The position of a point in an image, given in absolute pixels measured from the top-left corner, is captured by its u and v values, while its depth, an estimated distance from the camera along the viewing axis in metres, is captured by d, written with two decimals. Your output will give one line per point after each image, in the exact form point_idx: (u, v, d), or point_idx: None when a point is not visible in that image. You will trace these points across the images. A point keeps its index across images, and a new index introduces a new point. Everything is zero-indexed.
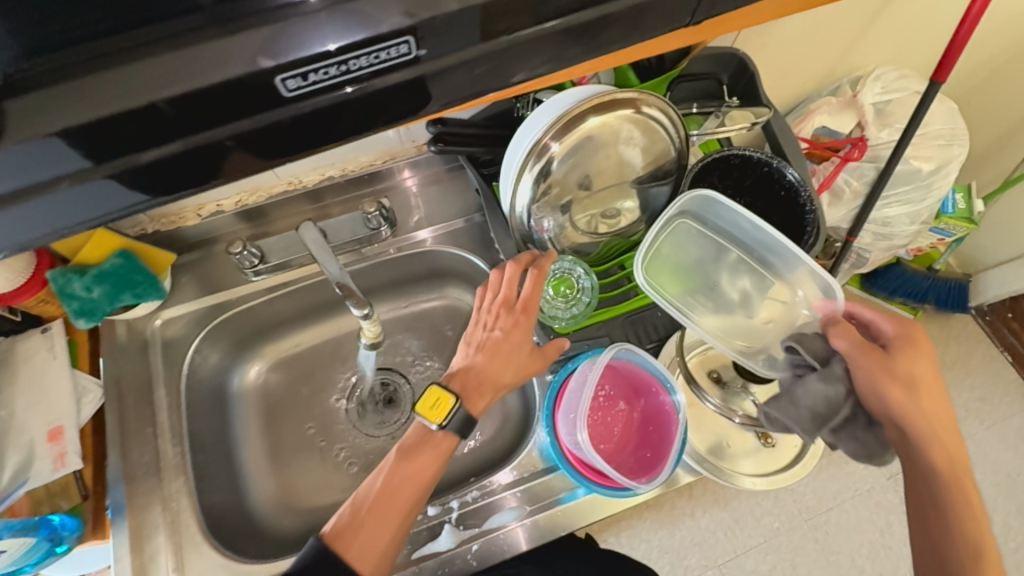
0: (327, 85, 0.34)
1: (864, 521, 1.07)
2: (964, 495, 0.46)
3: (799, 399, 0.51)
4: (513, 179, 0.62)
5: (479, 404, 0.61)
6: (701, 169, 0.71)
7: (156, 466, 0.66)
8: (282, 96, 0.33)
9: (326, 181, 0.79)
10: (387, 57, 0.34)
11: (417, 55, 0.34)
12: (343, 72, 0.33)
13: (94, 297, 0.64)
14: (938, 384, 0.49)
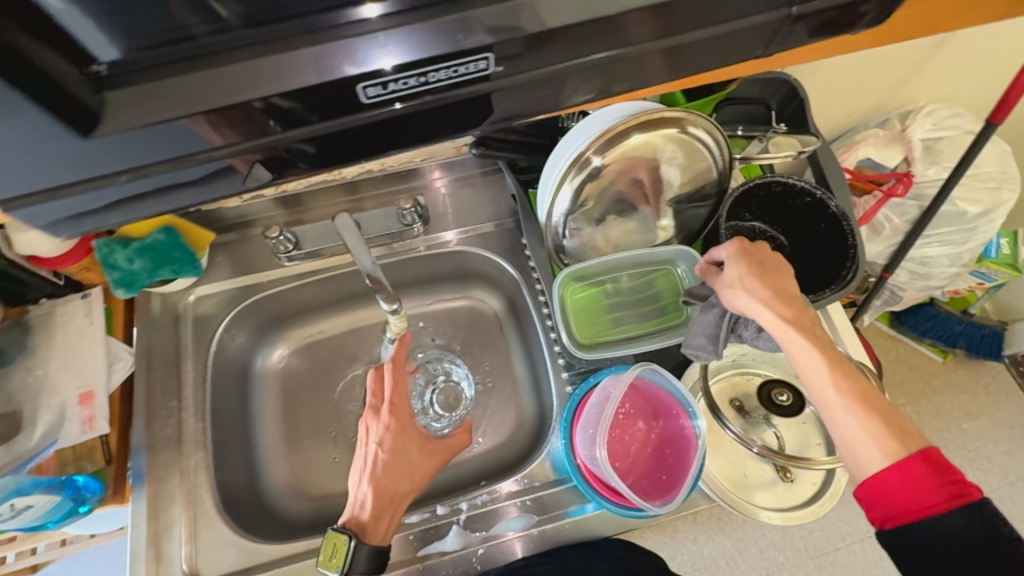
0: (404, 94, 0.36)
1: (871, 565, 1.04)
2: (833, 366, 0.49)
3: (695, 332, 0.60)
4: (552, 189, 0.62)
5: (379, 530, 0.59)
6: (742, 194, 0.69)
7: (178, 439, 0.67)
8: (361, 102, 0.36)
9: (364, 174, 0.80)
10: (466, 71, 0.36)
11: (493, 71, 0.37)
12: (422, 84, 0.36)
13: (134, 269, 0.66)
14: (783, 272, 0.54)
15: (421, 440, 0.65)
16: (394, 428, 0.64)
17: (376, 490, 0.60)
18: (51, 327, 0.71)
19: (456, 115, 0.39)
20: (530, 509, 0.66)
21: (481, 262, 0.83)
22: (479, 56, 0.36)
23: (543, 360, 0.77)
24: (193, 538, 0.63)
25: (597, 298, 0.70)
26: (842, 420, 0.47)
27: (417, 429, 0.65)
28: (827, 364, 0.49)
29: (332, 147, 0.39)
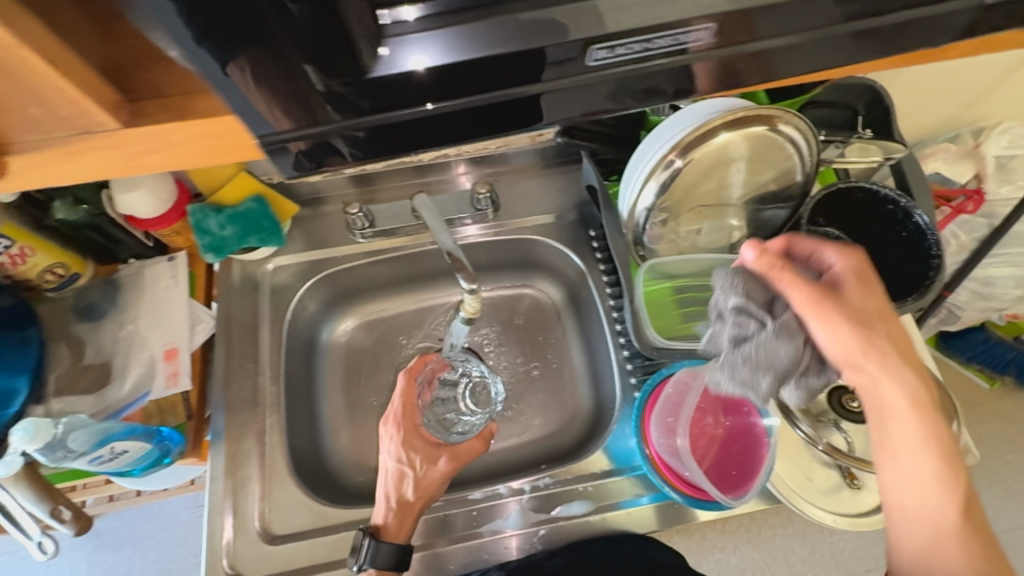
0: (629, 58, 0.38)
1: None
2: (913, 456, 0.45)
3: (756, 360, 0.47)
4: (637, 184, 0.62)
5: (393, 530, 0.62)
6: (823, 198, 0.69)
7: (254, 400, 0.70)
8: (586, 62, 0.38)
9: (440, 158, 0.82)
10: (678, 41, 0.38)
11: (709, 40, 0.38)
12: (645, 49, 0.38)
13: (225, 235, 0.69)
14: (886, 309, 0.47)
15: (429, 449, 0.69)
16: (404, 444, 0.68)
17: (388, 498, 0.64)
18: (139, 286, 0.74)
19: (589, 95, 0.40)
20: (530, 508, 0.66)
21: (545, 251, 0.84)
22: (685, 27, 0.37)
23: (605, 352, 0.77)
24: (267, 496, 0.66)
25: (668, 294, 0.70)
26: (914, 510, 0.45)
27: (423, 440, 0.70)
28: (924, 435, 0.45)
29: (468, 122, 0.40)
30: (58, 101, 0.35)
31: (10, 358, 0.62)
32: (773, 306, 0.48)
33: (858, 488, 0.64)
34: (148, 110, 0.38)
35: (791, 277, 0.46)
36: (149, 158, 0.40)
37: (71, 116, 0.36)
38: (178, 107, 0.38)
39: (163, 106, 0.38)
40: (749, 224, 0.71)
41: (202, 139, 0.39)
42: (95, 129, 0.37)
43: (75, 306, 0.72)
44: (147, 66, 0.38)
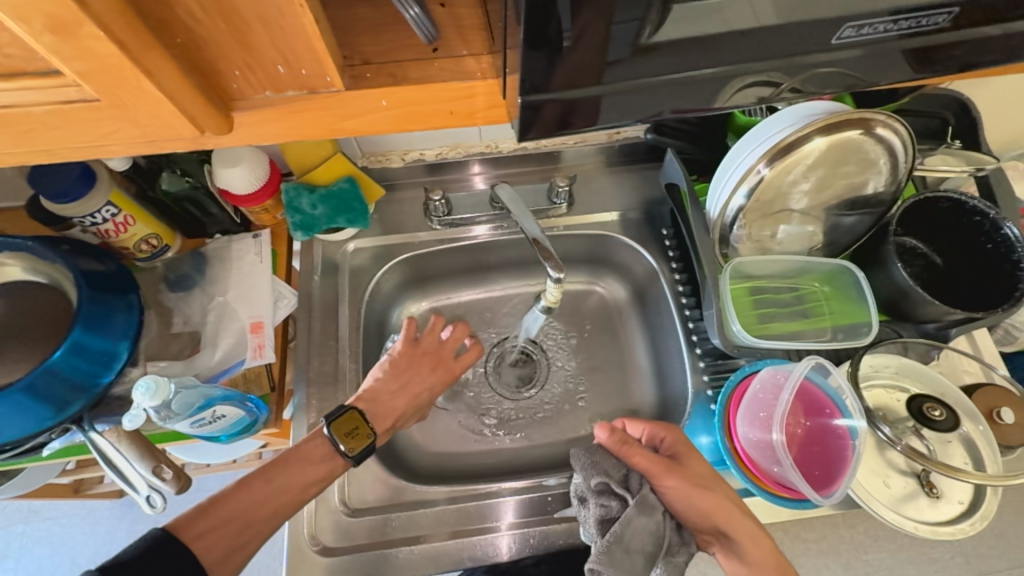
0: (868, 39, 0.37)
1: None
2: (748, 544, 0.55)
3: (630, 542, 0.51)
4: (730, 187, 0.63)
5: (380, 430, 0.65)
6: (908, 207, 0.69)
7: (335, 376, 0.72)
8: (832, 41, 0.37)
9: (518, 150, 0.83)
10: (923, 23, 0.37)
11: (943, 24, 0.37)
12: (888, 30, 0.37)
13: (315, 214, 0.72)
14: (727, 500, 0.57)
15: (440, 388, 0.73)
16: (441, 371, 0.72)
17: (387, 401, 0.66)
18: (226, 260, 0.76)
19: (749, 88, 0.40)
20: (528, 511, 0.67)
21: (616, 247, 0.84)
22: (938, 9, 0.36)
23: (675, 349, 0.77)
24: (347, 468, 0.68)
25: (747, 295, 0.71)
26: None
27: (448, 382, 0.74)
28: (764, 543, 0.55)
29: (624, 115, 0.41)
30: (306, 57, 0.29)
31: (115, 322, 0.62)
32: (629, 483, 0.56)
33: (938, 497, 0.63)
34: (375, 73, 0.33)
35: (642, 457, 0.56)
36: (357, 126, 0.35)
37: (310, 75, 0.31)
38: (412, 75, 0.33)
39: (393, 72, 0.33)
40: (829, 229, 0.71)
41: (421, 108, 0.34)
42: (321, 92, 0.32)
43: (165, 278, 0.74)
44: (362, 29, 0.34)
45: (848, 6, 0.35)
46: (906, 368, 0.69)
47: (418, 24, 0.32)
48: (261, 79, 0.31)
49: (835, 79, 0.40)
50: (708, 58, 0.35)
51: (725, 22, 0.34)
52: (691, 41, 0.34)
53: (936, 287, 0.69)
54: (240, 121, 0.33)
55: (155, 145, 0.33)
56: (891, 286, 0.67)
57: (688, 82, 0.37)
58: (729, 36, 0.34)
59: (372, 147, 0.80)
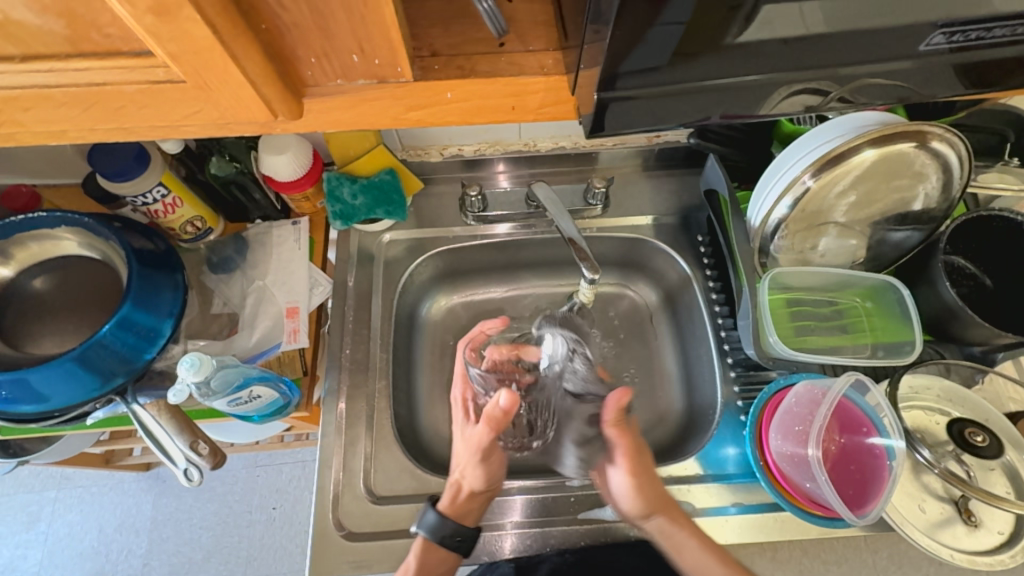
0: (955, 47, 0.36)
1: None
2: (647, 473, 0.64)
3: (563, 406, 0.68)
4: (775, 196, 0.62)
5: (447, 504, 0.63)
6: (962, 223, 0.66)
7: (366, 364, 0.73)
8: (918, 47, 0.36)
9: (557, 150, 0.83)
10: (1016, 32, 0.35)
11: None
12: (977, 38, 0.35)
13: (355, 204, 0.73)
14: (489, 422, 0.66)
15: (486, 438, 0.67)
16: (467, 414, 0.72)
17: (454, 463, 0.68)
18: (266, 245, 0.78)
19: (819, 92, 0.39)
20: (531, 511, 0.67)
21: (650, 252, 0.84)
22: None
23: (706, 358, 0.76)
24: (374, 455, 0.69)
25: (782, 308, 0.70)
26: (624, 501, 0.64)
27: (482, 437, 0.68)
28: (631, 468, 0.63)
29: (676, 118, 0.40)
30: (381, 47, 0.30)
31: (163, 298, 0.65)
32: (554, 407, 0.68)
33: (976, 525, 0.61)
34: (444, 65, 0.34)
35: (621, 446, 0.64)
36: (422, 117, 0.35)
37: (382, 66, 0.31)
38: (479, 69, 0.33)
39: (460, 65, 0.34)
40: (873, 245, 0.69)
41: (485, 101, 0.35)
42: (391, 82, 0.32)
43: (208, 259, 0.77)
44: (432, 23, 0.35)
45: (924, 13, 0.33)
46: (946, 391, 0.67)
47: (489, 17, 0.33)
48: (336, 67, 0.31)
49: (916, 87, 0.39)
50: (783, 58, 0.35)
51: (814, 21, 0.33)
52: (773, 41, 0.33)
53: (985, 309, 0.67)
54: (310, 108, 0.34)
55: (227, 127, 0.35)
56: (937, 304, 0.65)
57: (752, 85, 0.36)
58: (812, 37, 0.33)
59: (412, 141, 0.80)
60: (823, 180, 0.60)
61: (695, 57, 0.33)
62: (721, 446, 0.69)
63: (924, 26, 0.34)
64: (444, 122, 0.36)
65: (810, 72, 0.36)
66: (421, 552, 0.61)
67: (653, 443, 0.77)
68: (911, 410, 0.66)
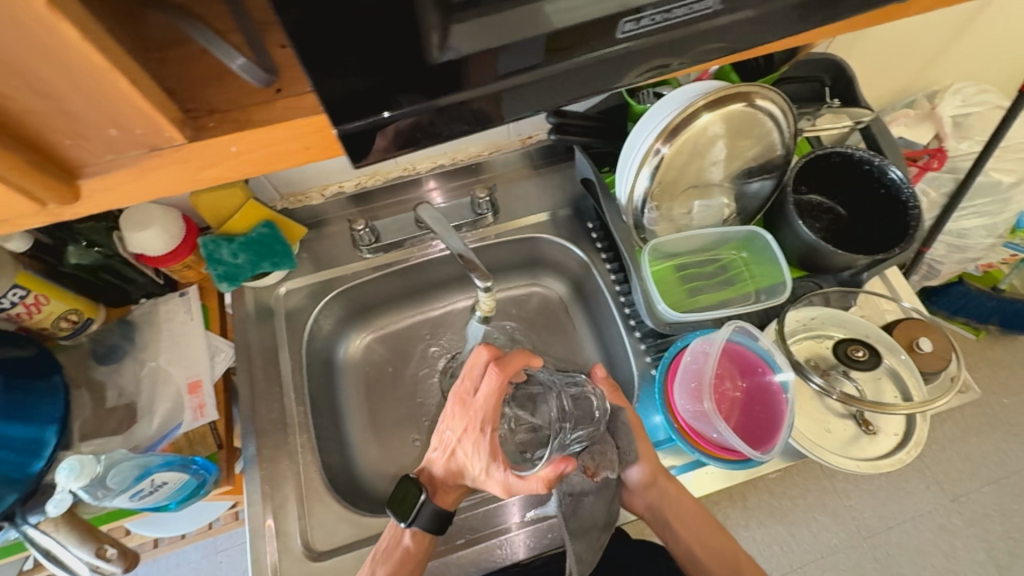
0: (654, 29, 0.37)
1: (915, 539, 1.39)
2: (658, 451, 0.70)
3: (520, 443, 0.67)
4: (633, 170, 0.66)
5: (446, 499, 0.66)
6: (805, 165, 0.74)
7: (283, 422, 0.71)
8: (620, 36, 0.36)
9: (436, 168, 0.85)
10: (699, 9, 0.37)
11: (715, 9, 0.37)
12: (664, 19, 0.36)
13: (238, 263, 0.71)
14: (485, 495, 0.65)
15: (490, 460, 0.61)
16: (470, 431, 0.62)
17: (446, 472, 0.65)
18: (154, 324, 0.75)
19: (618, 72, 0.40)
20: (476, 525, 0.67)
21: (548, 247, 0.86)
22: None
23: (618, 336, 0.79)
24: (307, 515, 0.66)
25: (670, 274, 0.74)
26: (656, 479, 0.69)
27: (496, 445, 0.61)
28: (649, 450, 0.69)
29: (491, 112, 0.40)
30: (134, 116, 0.30)
31: (39, 407, 0.60)
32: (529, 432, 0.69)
33: (875, 433, 0.67)
34: (220, 122, 0.34)
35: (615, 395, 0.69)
36: (218, 174, 0.36)
37: (149, 134, 0.32)
38: (257, 119, 0.34)
39: (237, 119, 0.34)
40: (735, 200, 0.75)
41: (275, 147, 0.36)
42: (167, 148, 0.33)
43: (93, 351, 0.73)
44: (214, 82, 0.34)
45: None
46: (830, 317, 0.73)
47: (248, 73, 0.34)
48: (100, 144, 0.32)
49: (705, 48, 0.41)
50: (518, 64, 0.36)
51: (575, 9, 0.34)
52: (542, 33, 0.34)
53: (844, 236, 0.76)
54: (91, 188, 0.34)
55: (11, 223, 0.34)
56: (799, 243, 0.70)
57: (543, 78, 0.37)
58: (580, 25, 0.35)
59: (289, 188, 0.79)
60: (669, 154, 0.64)
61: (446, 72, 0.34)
62: (647, 416, 0.72)
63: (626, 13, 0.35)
64: (240, 171, 0.36)
65: (569, 71, 0.38)
66: (414, 538, 0.61)
67: None
68: (803, 341, 0.72)
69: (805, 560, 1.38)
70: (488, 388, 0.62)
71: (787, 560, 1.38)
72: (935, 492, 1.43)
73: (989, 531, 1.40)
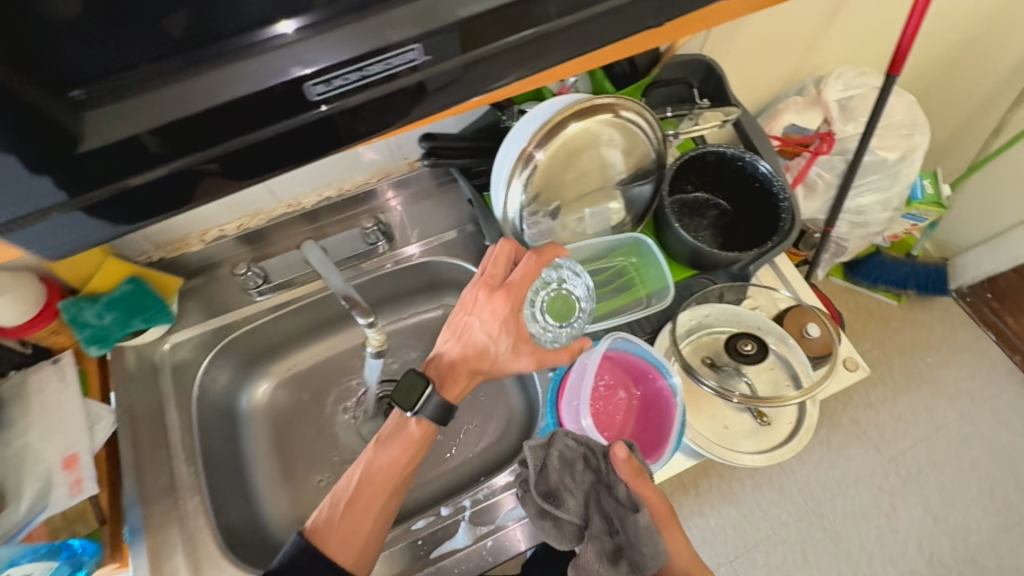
0: (352, 86, 0.41)
1: (869, 507, 1.36)
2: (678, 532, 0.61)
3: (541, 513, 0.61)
4: (503, 185, 0.65)
5: (453, 391, 0.65)
6: (681, 166, 0.75)
7: (171, 487, 0.68)
8: (311, 99, 0.40)
9: (323, 202, 0.82)
10: (398, 63, 0.41)
11: (421, 60, 0.41)
12: (360, 78, 0.40)
13: (105, 323, 0.66)
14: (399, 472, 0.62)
15: (517, 339, 0.64)
16: (499, 317, 0.63)
17: (454, 361, 0.64)
18: (23, 398, 0.68)
19: None
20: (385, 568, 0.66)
21: (449, 270, 0.85)
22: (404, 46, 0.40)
23: None
24: None
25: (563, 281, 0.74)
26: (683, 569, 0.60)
27: (519, 327, 0.64)
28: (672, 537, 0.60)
29: None
30: None
31: None
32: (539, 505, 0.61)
33: (769, 423, 0.69)
34: None
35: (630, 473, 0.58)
36: None
37: None
38: None
39: None
40: (623, 206, 0.74)
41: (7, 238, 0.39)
42: None
43: None
44: None
45: None
46: (724, 312, 0.74)
47: None
48: None
49: None
50: (239, 124, 0.40)
51: None
52: None
53: (728, 231, 0.77)
54: None
55: None
56: (684, 246, 0.70)
57: None
58: None
59: (163, 237, 0.75)
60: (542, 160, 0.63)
61: (176, 134, 0.39)
62: None
63: (322, 73, 0.39)
64: (10, 240, 0.39)
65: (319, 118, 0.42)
66: (420, 425, 0.63)
67: (506, 450, 0.78)
68: (698, 340, 0.73)
69: (758, 539, 1.35)
70: (526, 266, 0.62)
71: (741, 540, 1.35)
72: (874, 456, 1.40)
73: (925, 487, 1.38)
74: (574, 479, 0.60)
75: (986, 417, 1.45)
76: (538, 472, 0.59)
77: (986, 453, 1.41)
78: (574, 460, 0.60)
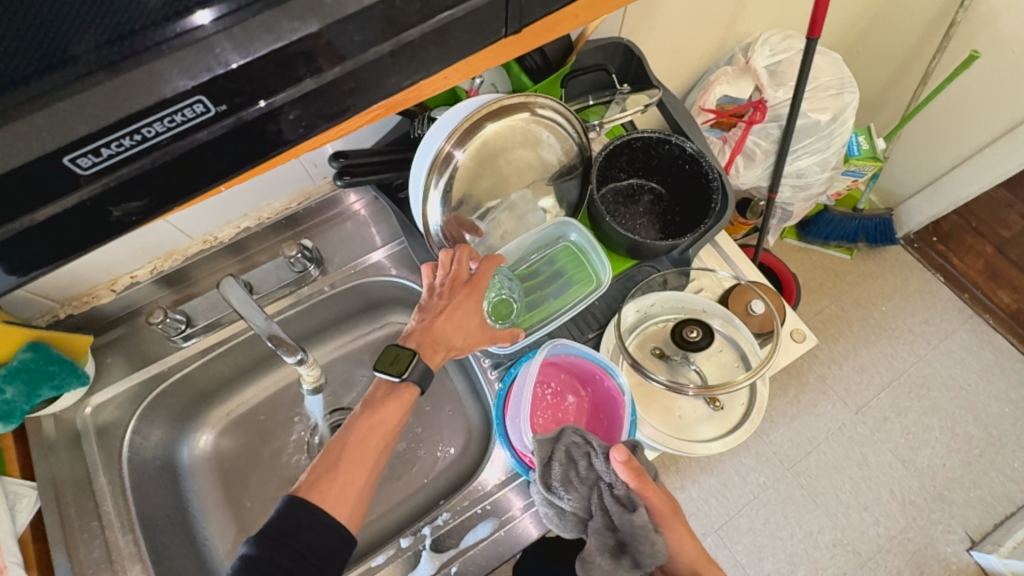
0: (130, 155, 0.30)
1: (843, 459, 1.39)
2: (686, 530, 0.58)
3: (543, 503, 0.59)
4: (420, 198, 0.60)
5: (434, 359, 0.60)
6: (609, 156, 0.73)
7: (108, 559, 0.64)
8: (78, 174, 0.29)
9: (242, 232, 0.76)
10: (182, 119, 0.30)
11: (218, 110, 0.31)
12: (139, 141, 0.29)
13: (9, 398, 0.61)
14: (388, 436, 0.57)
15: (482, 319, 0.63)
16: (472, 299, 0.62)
17: (433, 329, 0.60)
18: None
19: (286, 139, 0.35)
20: None
21: (390, 287, 0.82)
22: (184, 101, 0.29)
23: (471, 365, 0.76)
24: None
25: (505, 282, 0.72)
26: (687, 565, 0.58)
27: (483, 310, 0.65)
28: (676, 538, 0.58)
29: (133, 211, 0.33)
30: None
31: None
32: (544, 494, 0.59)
33: (722, 407, 0.68)
34: None
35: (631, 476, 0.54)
36: None
37: None
38: None
39: None
40: (557, 202, 0.71)
41: None
42: None
43: None
44: None
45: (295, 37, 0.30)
46: (668, 300, 0.73)
47: None
48: None
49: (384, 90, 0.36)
50: None
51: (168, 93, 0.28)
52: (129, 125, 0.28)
53: (662, 217, 0.76)
54: None
55: None
56: (620, 240, 0.68)
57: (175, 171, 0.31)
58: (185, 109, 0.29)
59: (66, 292, 0.69)
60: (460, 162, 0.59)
61: None
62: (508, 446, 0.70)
63: (71, 149, 0.28)
64: None
65: (93, 207, 0.31)
66: (406, 394, 0.58)
67: (467, 464, 0.76)
68: (645, 333, 0.72)
69: (741, 505, 1.36)
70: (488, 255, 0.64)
71: (725, 509, 1.35)
72: (840, 409, 1.43)
73: (891, 432, 1.41)
74: (578, 475, 0.58)
75: (942, 356, 1.49)
76: (543, 466, 0.58)
77: (945, 393, 1.44)
78: (578, 456, 0.58)
